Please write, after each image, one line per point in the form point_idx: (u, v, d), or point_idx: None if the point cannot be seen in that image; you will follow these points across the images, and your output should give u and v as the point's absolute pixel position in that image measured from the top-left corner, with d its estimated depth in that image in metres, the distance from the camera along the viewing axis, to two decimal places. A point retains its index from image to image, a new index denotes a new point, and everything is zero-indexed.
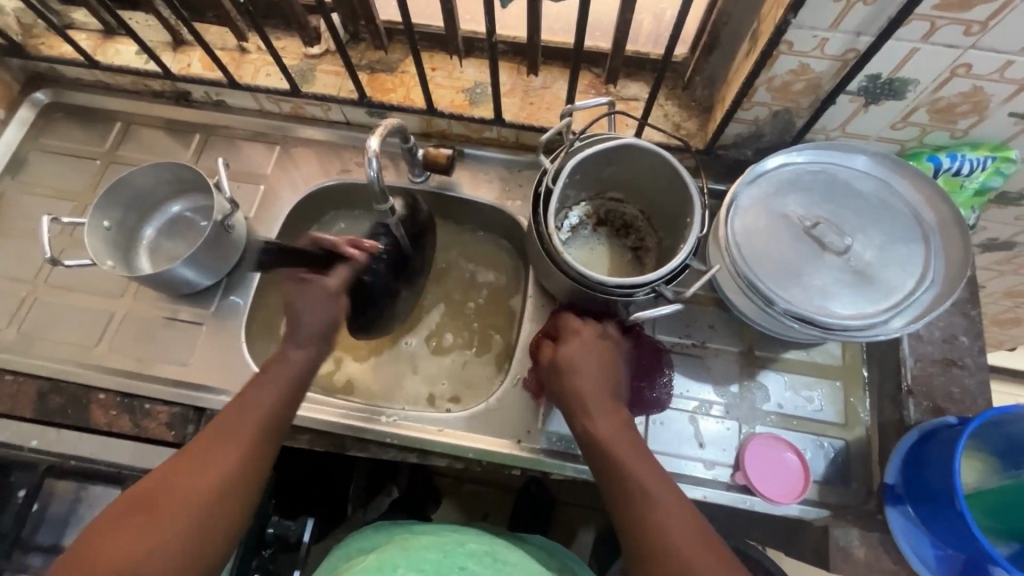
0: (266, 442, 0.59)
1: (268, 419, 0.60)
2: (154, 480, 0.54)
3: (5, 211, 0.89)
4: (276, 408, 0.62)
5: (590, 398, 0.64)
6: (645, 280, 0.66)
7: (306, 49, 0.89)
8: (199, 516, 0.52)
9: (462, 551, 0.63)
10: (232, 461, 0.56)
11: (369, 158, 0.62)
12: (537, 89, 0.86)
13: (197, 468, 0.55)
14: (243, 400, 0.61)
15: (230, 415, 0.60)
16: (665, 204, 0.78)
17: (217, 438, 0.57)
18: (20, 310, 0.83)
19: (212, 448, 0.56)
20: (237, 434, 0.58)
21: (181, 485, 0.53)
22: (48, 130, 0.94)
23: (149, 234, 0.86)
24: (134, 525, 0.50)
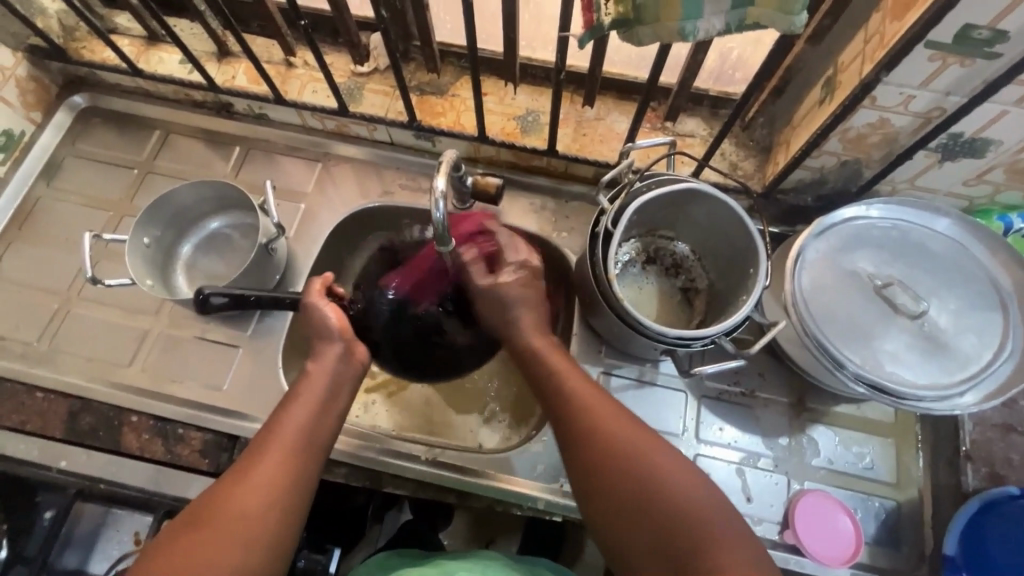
0: (308, 458, 0.57)
1: (308, 436, 0.58)
2: (200, 506, 0.52)
3: (38, 217, 0.87)
4: (316, 425, 0.59)
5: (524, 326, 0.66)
6: (705, 333, 0.64)
7: (355, 67, 0.87)
8: (254, 537, 0.51)
9: None
10: (276, 486, 0.54)
11: (434, 198, 0.59)
12: (590, 120, 0.83)
13: (244, 489, 0.53)
14: (281, 418, 0.59)
15: (268, 435, 0.57)
16: (722, 247, 0.75)
17: (260, 456, 0.55)
18: (51, 323, 0.81)
19: (257, 469, 0.54)
20: (278, 452, 0.56)
21: (231, 507, 0.52)
22: (85, 135, 0.92)
23: (187, 250, 0.84)
24: (192, 550, 0.49)
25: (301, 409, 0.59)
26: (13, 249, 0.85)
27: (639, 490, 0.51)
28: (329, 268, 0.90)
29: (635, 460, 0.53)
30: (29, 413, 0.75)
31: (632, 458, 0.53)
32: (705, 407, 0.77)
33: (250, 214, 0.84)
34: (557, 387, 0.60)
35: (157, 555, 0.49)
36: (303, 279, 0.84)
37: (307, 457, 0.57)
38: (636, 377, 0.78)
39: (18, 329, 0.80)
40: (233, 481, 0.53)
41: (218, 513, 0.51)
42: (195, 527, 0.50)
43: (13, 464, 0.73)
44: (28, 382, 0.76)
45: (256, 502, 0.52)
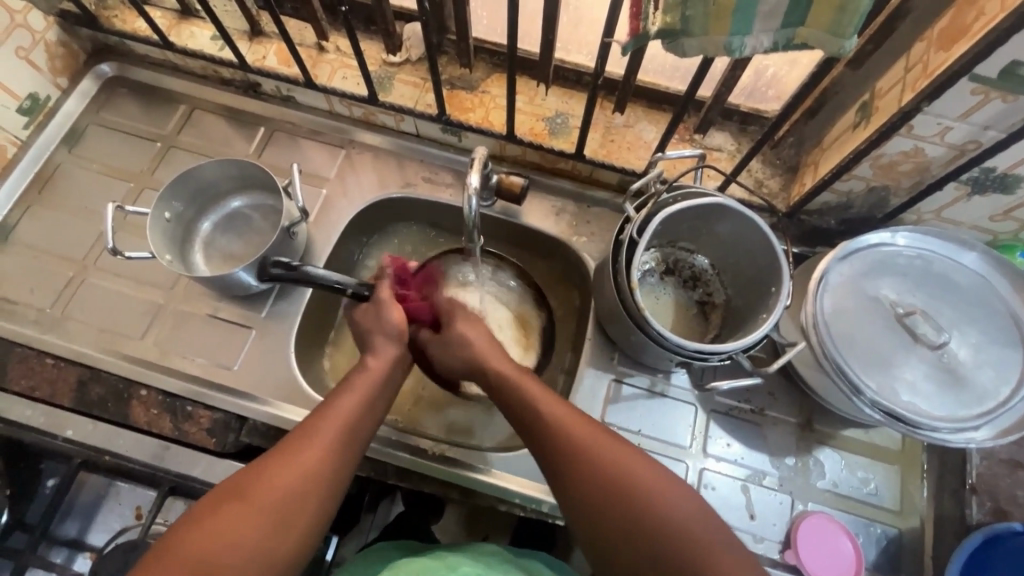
0: (351, 450, 0.57)
1: (357, 425, 0.58)
2: (246, 474, 0.52)
3: (57, 184, 0.87)
4: (363, 414, 0.60)
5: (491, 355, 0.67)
6: (725, 348, 0.64)
7: (387, 56, 0.86)
8: (281, 522, 0.50)
9: None
10: (320, 471, 0.54)
11: (468, 195, 0.61)
12: (619, 127, 0.83)
13: (289, 471, 0.52)
14: (331, 404, 0.59)
15: (317, 418, 0.57)
16: (742, 264, 0.75)
17: (310, 437, 0.55)
18: (65, 291, 0.80)
19: (306, 452, 0.54)
20: (330, 436, 0.56)
21: (274, 487, 0.51)
22: (110, 104, 0.92)
23: (206, 227, 0.84)
24: (227, 525, 0.48)
25: (352, 398, 0.60)
26: (32, 214, 0.85)
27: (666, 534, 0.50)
28: (346, 256, 0.90)
29: (644, 501, 0.52)
30: (39, 380, 0.74)
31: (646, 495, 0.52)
32: (714, 422, 0.77)
33: (271, 196, 0.83)
34: (533, 409, 0.60)
35: (196, 518, 0.49)
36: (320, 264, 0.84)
37: (351, 447, 0.57)
38: (647, 388, 0.78)
39: (31, 295, 0.80)
40: (279, 459, 0.53)
41: (260, 490, 0.51)
42: (235, 499, 0.50)
43: (20, 429, 0.72)
44: (38, 348, 0.76)
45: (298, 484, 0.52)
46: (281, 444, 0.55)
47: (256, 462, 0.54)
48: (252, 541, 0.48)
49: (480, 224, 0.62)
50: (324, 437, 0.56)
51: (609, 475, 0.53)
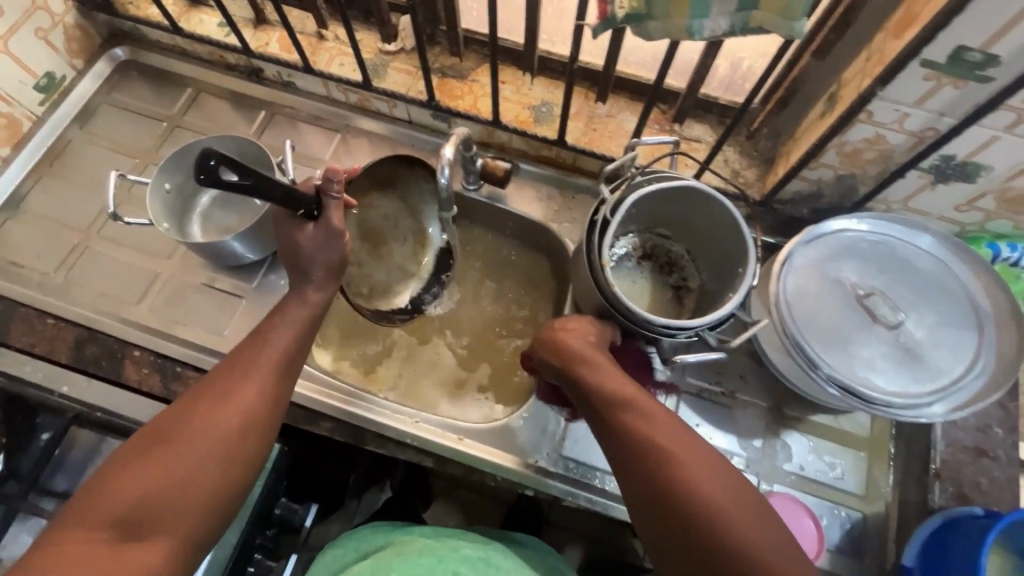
0: (282, 385, 0.61)
1: (287, 363, 0.62)
2: (183, 410, 0.56)
3: (67, 158, 0.92)
4: (292, 354, 0.63)
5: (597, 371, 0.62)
6: (690, 324, 0.66)
7: (382, 45, 0.90)
8: (220, 453, 0.55)
9: (456, 556, 0.67)
10: (255, 406, 0.58)
11: (443, 166, 0.65)
12: (601, 116, 0.87)
13: (224, 407, 0.57)
14: (260, 347, 0.62)
15: (249, 358, 0.61)
16: (714, 248, 0.77)
17: (243, 378, 0.59)
18: (69, 257, 0.85)
19: (241, 390, 0.58)
20: (259, 374, 0.60)
21: (209, 421, 0.55)
22: (122, 86, 0.97)
23: (205, 201, 0.88)
24: (166, 455, 0.53)
25: (281, 338, 0.63)
26: (43, 185, 0.89)
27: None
28: None
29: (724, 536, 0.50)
30: (39, 337, 0.79)
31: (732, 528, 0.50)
32: (684, 403, 0.79)
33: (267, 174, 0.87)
34: (630, 425, 0.57)
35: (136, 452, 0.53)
36: None
37: (279, 390, 0.61)
38: None
39: (37, 260, 0.84)
40: (210, 404, 0.57)
41: (190, 431, 0.55)
42: (172, 433, 0.54)
43: (19, 382, 0.75)
44: (40, 309, 0.80)
45: (233, 419, 0.56)
46: (214, 382, 0.59)
47: (190, 398, 0.58)
48: (192, 470, 0.53)
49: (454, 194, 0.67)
50: (254, 375, 0.60)
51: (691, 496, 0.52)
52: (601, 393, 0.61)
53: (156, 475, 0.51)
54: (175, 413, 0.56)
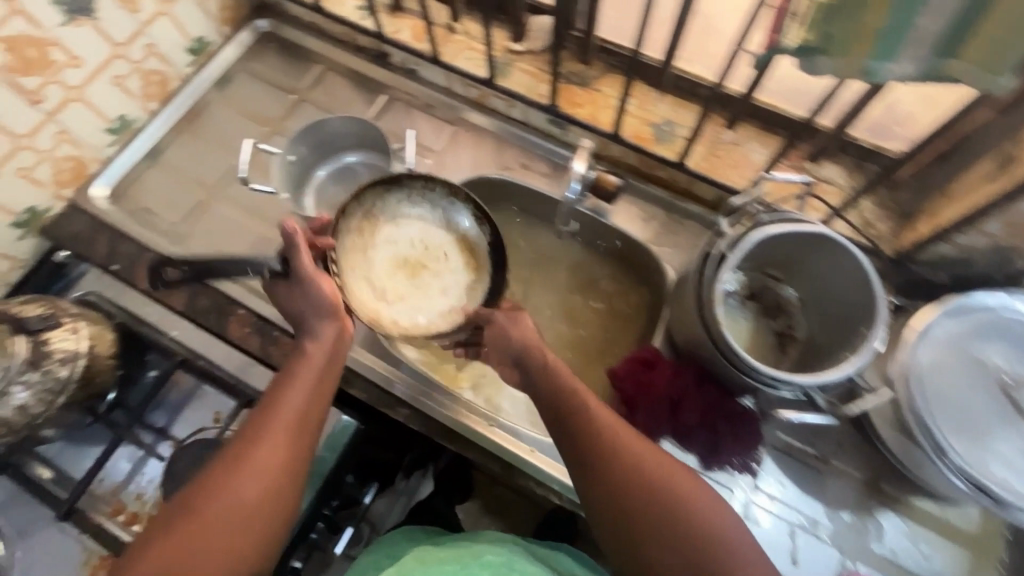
0: (308, 433, 0.61)
1: (311, 409, 0.62)
2: (211, 476, 0.56)
3: (204, 118, 0.98)
4: (315, 398, 0.63)
5: (572, 396, 0.63)
6: (800, 380, 0.61)
7: (510, 44, 0.90)
8: (254, 515, 0.55)
9: (477, 561, 0.62)
10: (284, 458, 0.58)
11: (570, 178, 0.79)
12: (726, 143, 0.83)
13: (251, 470, 0.56)
14: (282, 397, 0.61)
15: (272, 410, 0.60)
16: (831, 301, 0.72)
17: (267, 433, 0.59)
18: (195, 211, 0.91)
19: (267, 449, 0.58)
20: (284, 426, 0.60)
21: (238, 487, 0.55)
22: (260, 56, 1.02)
23: (320, 175, 0.92)
24: (202, 526, 0.53)
25: (301, 383, 0.63)
26: (180, 141, 0.96)
27: None
28: None
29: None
30: (159, 282, 0.84)
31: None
32: (772, 458, 0.74)
33: (383, 156, 0.90)
34: (630, 466, 0.58)
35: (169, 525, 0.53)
36: None
37: (307, 439, 0.61)
38: None
39: (167, 210, 0.91)
40: (237, 466, 0.56)
41: (220, 501, 0.54)
42: (203, 502, 0.54)
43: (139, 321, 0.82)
44: (165, 256, 0.86)
45: (262, 481, 0.56)
46: (239, 444, 0.58)
47: (215, 464, 0.57)
48: (229, 536, 0.54)
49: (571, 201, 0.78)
50: (278, 430, 0.59)
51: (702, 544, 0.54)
52: (587, 421, 0.61)
53: (192, 550, 0.52)
54: (205, 480, 0.56)
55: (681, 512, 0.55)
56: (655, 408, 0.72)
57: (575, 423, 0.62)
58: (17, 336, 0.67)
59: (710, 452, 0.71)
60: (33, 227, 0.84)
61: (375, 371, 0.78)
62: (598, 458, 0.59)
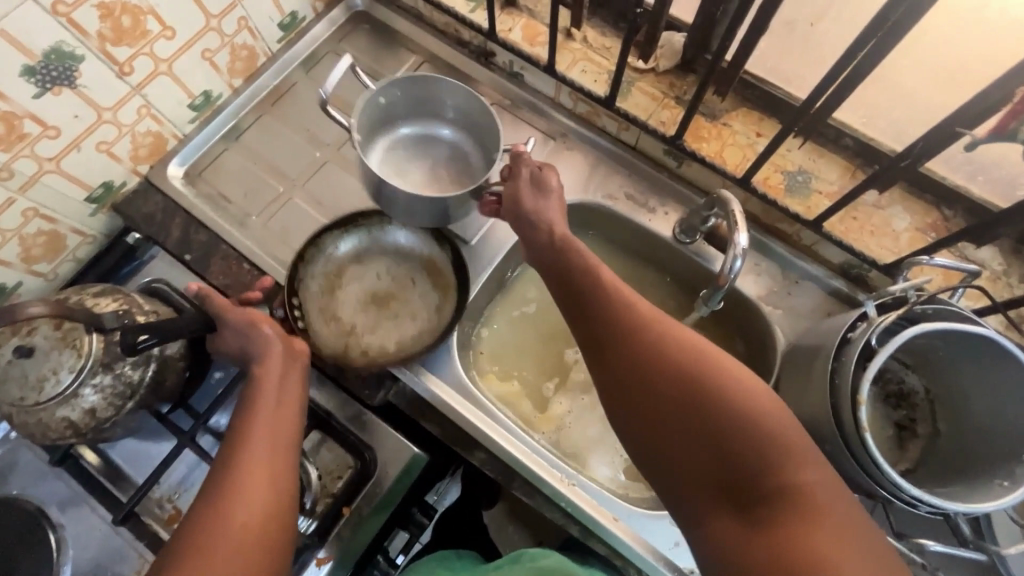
0: (289, 440, 0.57)
1: (286, 418, 0.58)
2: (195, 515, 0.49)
3: (289, 101, 0.91)
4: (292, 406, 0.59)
5: (585, 270, 0.60)
6: (947, 505, 0.54)
7: (634, 61, 0.83)
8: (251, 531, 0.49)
9: None
10: (269, 468, 0.53)
11: (733, 253, 0.61)
12: (867, 205, 0.75)
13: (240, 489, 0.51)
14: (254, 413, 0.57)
15: (243, 429, 0.56)
16: (972, 406, 0.64)
17: (247, 448, 0.54)
18: (273, 205, 0.86)
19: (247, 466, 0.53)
20: (267, 437, 0.56)
21: (227, 512, 0.49)
22: (352, 37, 0.94)
23: (400, 131, 0.83)
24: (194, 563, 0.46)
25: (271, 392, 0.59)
26: (262, 123, 0.90)
27: (818, 553, 0.40)
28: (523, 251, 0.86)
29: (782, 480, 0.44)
30: (233, 281, 0.80)
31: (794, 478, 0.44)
32: None
33: (478, 144, 0.82)
34: (652, 347, 0.52)
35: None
36: (501, 255, 0.82)
37: (292, 447, 0.57)
38: None
39: (244, 199, 0.86)
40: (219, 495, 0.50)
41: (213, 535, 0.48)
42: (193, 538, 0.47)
43: None
44: (240, 252, 0.82)
45: (252, 497, 0.51)
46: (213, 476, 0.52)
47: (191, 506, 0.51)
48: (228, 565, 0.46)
49: (732, 283, 0.62)
50: (260, 442, 0.55)
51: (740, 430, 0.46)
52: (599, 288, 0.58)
53: None
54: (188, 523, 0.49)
55: (716, 378, 0.48)
56: None
57: (586, 287, 0.59)
58: (91, 334, 0.63)
59: None
60: (106, 204, 0.80)
61: (458, 412, 0.74)
62: (617, 330, 0.55)
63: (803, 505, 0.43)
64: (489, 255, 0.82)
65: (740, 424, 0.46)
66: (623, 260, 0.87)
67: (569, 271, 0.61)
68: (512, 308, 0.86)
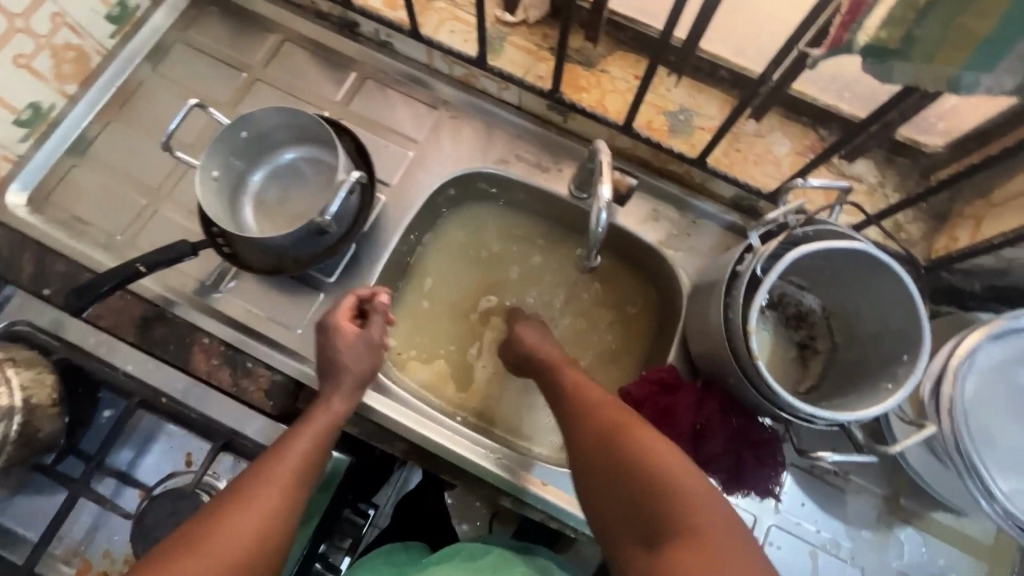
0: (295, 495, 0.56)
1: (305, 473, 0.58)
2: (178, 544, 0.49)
3: (138, 102, 0.82)
4: (312, 461, 0.59)
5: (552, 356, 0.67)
6: (838, 417, 0.57)
7: (502, 15, 0.80)
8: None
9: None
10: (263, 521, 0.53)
11: (597, 208, 0.60)
12: (748, 135, 0.76)
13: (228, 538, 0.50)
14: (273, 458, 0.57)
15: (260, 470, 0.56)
16: (860, 317, 0.67)
17: (248, 496, 0.53)
18: (137, 220, 0.78)
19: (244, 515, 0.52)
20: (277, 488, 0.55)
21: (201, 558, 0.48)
22: (198, 22, 0.85)
23: (256, 180, 0.79)
24: None
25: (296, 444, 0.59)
26: (110, 131, 0.81)
27: None
28: (423, 228, 0.83)
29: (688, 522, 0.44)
30: (104, 309, 0.73)
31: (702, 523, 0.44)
32: (792, 476, 0.71)
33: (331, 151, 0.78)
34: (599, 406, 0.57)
35: None
36: (398, 233, 0.78)
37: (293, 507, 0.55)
38: None
39: (103, 219, 0.78)
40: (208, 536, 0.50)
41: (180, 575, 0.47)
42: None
43: (84, 355, 0.69)
44: None
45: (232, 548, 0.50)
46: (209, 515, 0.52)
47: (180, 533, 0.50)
48: None
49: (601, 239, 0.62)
50: (263, 491, 0.54)
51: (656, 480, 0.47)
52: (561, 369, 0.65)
53: None
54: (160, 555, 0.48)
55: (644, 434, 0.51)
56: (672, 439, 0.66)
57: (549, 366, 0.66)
58: None
59: (734, 476, 0.67)
60: None
61: (371, 408, 0.71)
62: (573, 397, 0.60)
63: (704, 545, 0.42)
64: (383, 241, 0.77)
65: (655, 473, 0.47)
66: (528, 223, 0.85)
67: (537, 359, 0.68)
68: (420, 288, 0.83)
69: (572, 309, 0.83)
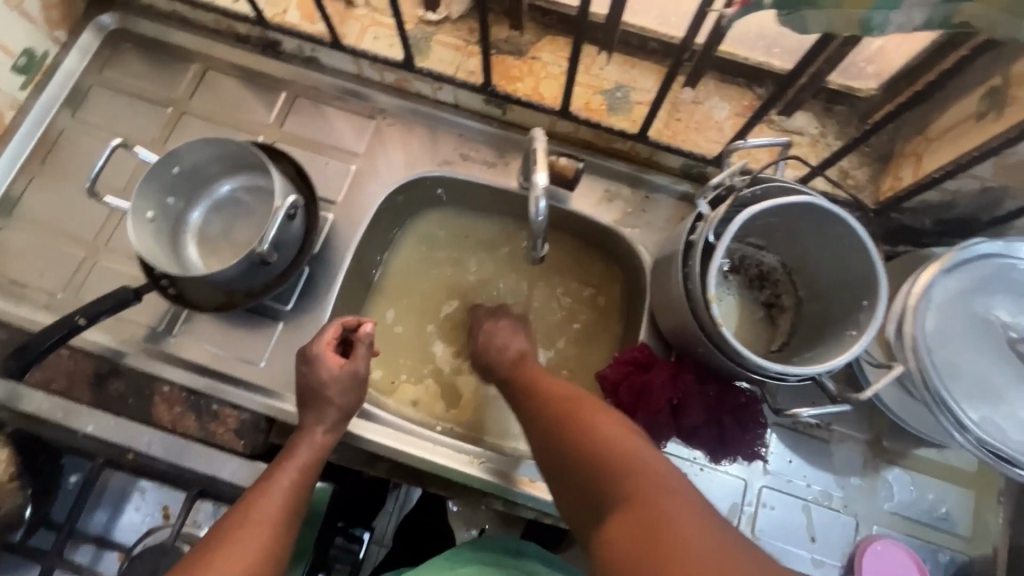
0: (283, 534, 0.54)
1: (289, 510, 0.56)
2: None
3: (62, 152, 0.79)
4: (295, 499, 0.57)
5: (516, 361, 0.66)
6: (808, 370, 0.56)
7: (424, 14, 0.78)
8: None
9: None
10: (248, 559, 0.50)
11: (535, 197, 0.58)
12: (687, 102, 0.75)
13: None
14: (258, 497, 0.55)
15: (241, 510, 0.54)
16: (819, 268, 0.67)
17: (232, 538, 0.51)
18: (77, 274, 0.75)
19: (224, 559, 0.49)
20: (261, 527, 0.53)
21: None
22: (114, 61, 0.82)
23: (195, 216, 0.76)
24: None
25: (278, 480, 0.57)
26: (37, 186, 0.78)
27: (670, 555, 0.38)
28: (376, 241, 0.81)
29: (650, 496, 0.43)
30: (53, 371, 0.68)
31: (661, 496, 0.43)
32: (776, 435, 0.71)
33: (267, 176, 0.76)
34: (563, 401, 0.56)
35: None
36: (351, 250, 0.76)
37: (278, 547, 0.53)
38: None
39: (42, 277, 0.75)
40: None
41: None
42: None
43: (41, 424, 0.66)
44: None
45: None
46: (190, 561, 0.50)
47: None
48: None
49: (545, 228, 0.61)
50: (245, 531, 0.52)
51: (620, 462, 0.47)
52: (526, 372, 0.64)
53: None
54: None
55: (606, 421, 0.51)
56: (653, 418, 0.66)
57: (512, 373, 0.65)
58: None
59: (719, 445, 0.67)
60: None
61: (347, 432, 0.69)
62: (538, 396, 0.59)
63: (664, 516, 0.41)
64: (336, 259, 0.75)
65: (618, 458, 0.47)
66: (483, 221, 0.84)
67: (501, 365, 0.67)
68: (383, 303, 0.82)
69: (538, 301, 0.82)
